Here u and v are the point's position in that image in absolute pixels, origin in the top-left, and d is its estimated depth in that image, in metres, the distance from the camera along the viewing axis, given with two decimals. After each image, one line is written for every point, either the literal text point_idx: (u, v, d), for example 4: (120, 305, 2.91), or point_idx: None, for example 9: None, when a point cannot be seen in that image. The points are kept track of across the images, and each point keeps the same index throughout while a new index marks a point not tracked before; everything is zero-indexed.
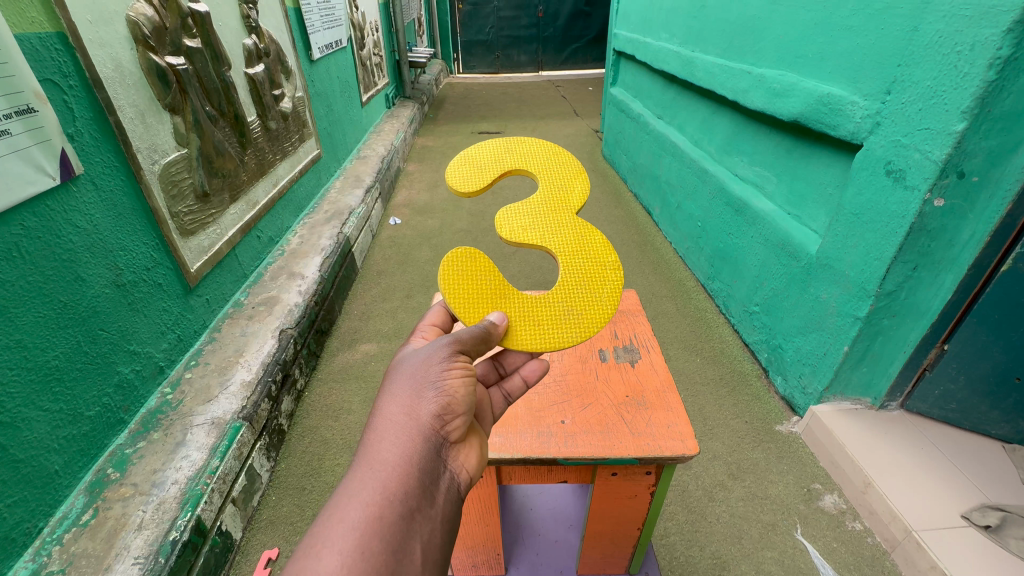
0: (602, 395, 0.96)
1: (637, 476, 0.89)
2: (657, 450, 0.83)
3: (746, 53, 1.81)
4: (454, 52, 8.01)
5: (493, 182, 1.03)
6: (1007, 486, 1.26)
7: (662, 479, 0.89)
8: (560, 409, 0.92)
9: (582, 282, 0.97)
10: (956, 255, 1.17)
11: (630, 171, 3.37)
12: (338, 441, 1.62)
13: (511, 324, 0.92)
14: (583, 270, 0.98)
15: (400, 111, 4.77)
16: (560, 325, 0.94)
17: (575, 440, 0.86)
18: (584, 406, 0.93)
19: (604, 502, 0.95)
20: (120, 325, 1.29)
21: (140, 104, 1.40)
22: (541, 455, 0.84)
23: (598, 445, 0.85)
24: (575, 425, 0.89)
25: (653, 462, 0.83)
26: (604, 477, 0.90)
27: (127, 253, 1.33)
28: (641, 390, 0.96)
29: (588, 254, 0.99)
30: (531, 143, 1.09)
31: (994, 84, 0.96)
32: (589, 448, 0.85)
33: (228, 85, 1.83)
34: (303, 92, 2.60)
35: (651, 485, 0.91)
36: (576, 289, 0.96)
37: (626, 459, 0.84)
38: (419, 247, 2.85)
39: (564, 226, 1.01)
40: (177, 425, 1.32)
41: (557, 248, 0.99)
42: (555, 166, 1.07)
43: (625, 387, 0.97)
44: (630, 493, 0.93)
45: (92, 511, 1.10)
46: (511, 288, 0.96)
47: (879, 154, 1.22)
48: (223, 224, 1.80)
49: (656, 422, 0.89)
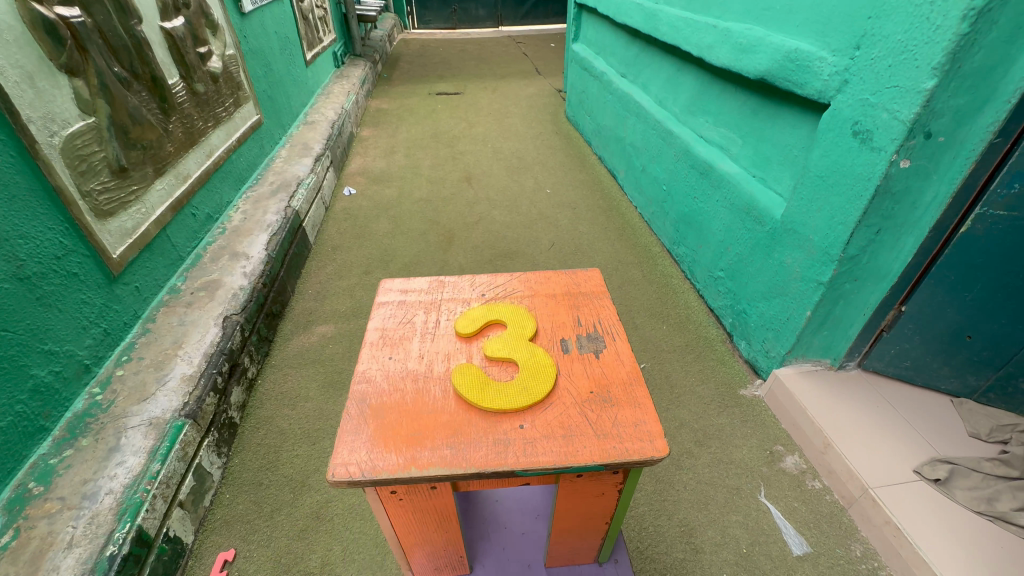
0: (565, 391, 0.88)
1: (605, 476, 0.85)
2: (624, 455, 0.78)
3: (711, 6, 1.71)
4: (408, 5, 7.51)
5: (481, 329, 1.01)
6: (956, 441, 1.30)
7: (631, 475, 0.85)
8: (519, 412, 0.84)
9: (535, 376, 0.89)
10: (919, 217, 1.16)
11: (594, 133, 3.27)
12: (296, 430, 1.53)
13: (491, 404, 0.84)
14: (528, 368, 0.91)
15: (350, 71, 4.44)
16: (517, 404, 0.85)
17: (535, 448, 0.78)
18: (546, 406, 0.85)
19: (572, 500, 0.91)
20: (29, 323, 1.14)
21: (28, 65, 1.20)
22: (498, 468, 0.76)
23: (559, 452, 0.78)
24: (535, 431, 0.81)
25: (620, 467, 0.77)
26: (571, 478, 0.85)
27: (29, 240, 1.17)
28: (604, 386, 0.89)
29: (538, 360, 0.92)
30: (505, 304, 1.08)
31: (967, 38, 0.92)
32: (550, 457, 0.77)
33: (139, 41, 1.60)
34: (235, 49, 2.34)
35: (619, 483, 0.88)
36: (524, 382, 0.88)
37: (590, 466, 0.77)
38: (377, 218, 2.70)
39: (519, 345, 0.96)
40: (109, 428, 1.21)
41: (519, 359, 0.93)
42: (517, 315, 1.04)
43: (587, 385, 0.90)
44: (597, 491, 0.90)
45: (11, 533, 0.99)
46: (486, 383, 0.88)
47: (846, 114, 1.17)
48: (149, 202, 1.61)
49: (623, 422, 0.83)
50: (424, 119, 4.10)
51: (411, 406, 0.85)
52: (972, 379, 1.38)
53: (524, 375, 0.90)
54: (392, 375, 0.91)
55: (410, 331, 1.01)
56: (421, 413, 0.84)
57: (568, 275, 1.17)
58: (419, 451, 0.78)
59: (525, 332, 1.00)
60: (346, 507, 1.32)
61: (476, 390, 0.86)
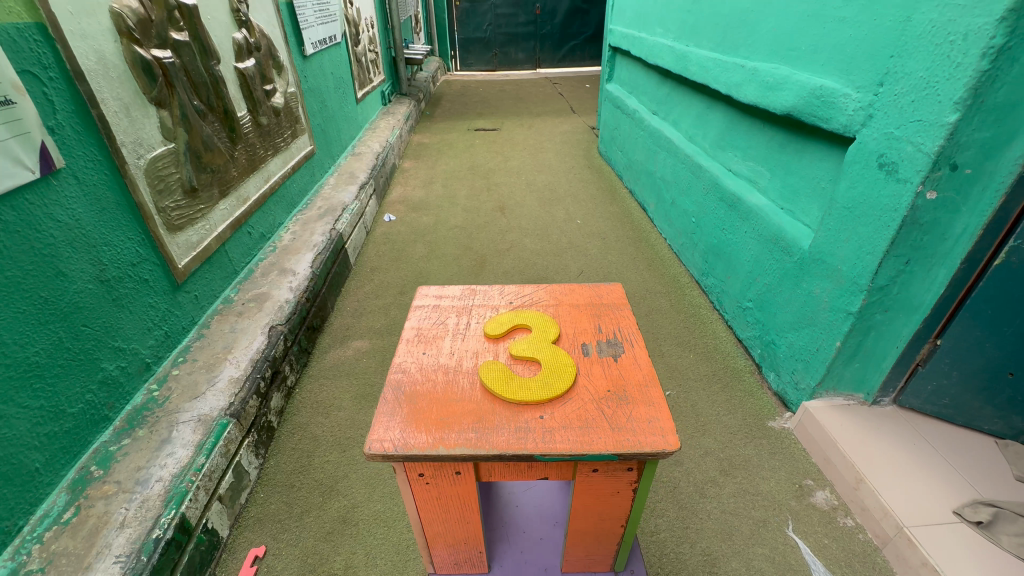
0: (583, 388, 0.90)
1: (619, 473, 0.85)
2: (637, 446, 0.79)
3: (739, 47, 1.79)
4: (452, 50, 8.00)
5: (507, 330, 1.05)
6: (1002, 484, 1.24)
7: (644, 476, 0.85)
8: (540, 403, 0.87)
9: (554, 374, 0.92)
10: (950, 248, 1.15)
11: (626, 167, 3.35)
12: (329, 437, 1.60)
13: (513, 394, 0.87)
14: (549, 366, 0.94)
15: (396, 108, 4.74)
16: (537, 396, 0.87)
17: (553, 436, 0.81)
18: (565, 400, 0.88)
19: (585, 497, 0.91)
20: (104, 321, 1.28)
21: (125, 97, 1.39)
22: (518, 453, 0.79)
23: (574, 440, 0.80)
24: (554, 421, 0.84)
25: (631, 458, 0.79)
26: (586, 474, 0.86)
27: (112, 248, 1.32)
28: (619, 387, 0.90)
29: (558, 360, 0.95)
30: (531, 310, 1.12)
31: (987, 74, 0.94)
32: (567, 444, 0.80)
33: (217, 79, 1.81)
34: (295, 87, 2.58)
35: (633, 482, 0.87)
36: (545, 377, 0.91)
37: (604, 455, 0.79)
38: (414, 243, 2.83)
39: (542, 345, 0.99)
40: (163, 422, 1.31)
41: (541, 357, 0.96)
42: (541, 320, 1.07)
43: (603, 385, 0.91)
44: (612, 489, 0.89)
45: (73, 509, 1.08)
46: (511, 376, 0.92)
47: (871, 147, 1.20)
48: (212, 220, 1.78)
49: (638, 417, 0.84)
50: (462, 153, 4.31)
51: (441, 393, 0.89)
52: (1018, 420, 1.32)
53: (545, 372, 0.92)
54: (425, 368, 0.96)
55: (444, 330, 1.06)
56: (450, 401, 0.88)
57: (592, 288, 1.21)
58: (447, 433, 0.82)
59: (548, 335, 1.03)
60: (370, 513, 1.36)
61: (498, 382, 0.90)
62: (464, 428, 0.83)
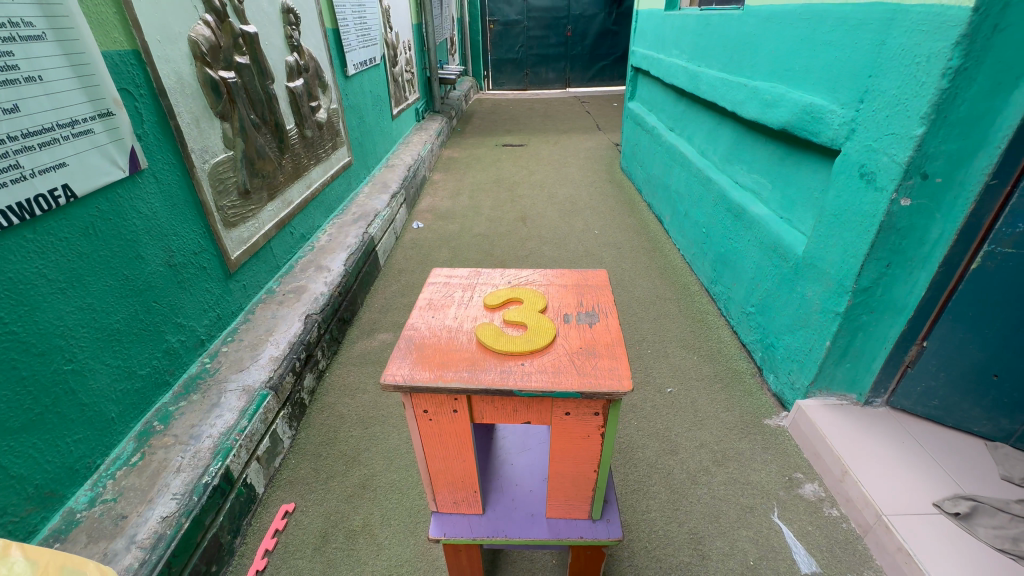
0: (562, 338, 0.81)
1: (586, 416, 0.77)
2: (596, 385, 0.71)
3: (743, 67, 1.91)
4: (485, 70, 8.34)
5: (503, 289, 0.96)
6: (986, 482, 1.28)
7: (611, 419, 0.77)
8: (523, 348, 0.78)
9: (537, 332, 0.82)
10: (928, 253, 1.23)
11: (645, 181, 3.47)
12: (353, 415, 1.77)
13: (496, 346, 0.78)
14: (533, 327, 0.82)
15: (428, 124, 5.03)
16: (518, 348, 0.78)
17: (529, 374, 0.73)
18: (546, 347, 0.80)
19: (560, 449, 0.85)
20: (170, 300, 1.49)
21: (196, 111, 1.63)
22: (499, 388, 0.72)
23: (545, 378, 0.73)
24: (528, 362, 0.76)
25: (594, 398, 0.71)
26: (557, 417, 0.78)
27: (179, 238, 1.54)
28: (599, 341, 0.80)
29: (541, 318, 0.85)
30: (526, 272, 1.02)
31: (948, 92, 1.05)
32: (540, 381, 0.72)
33: (271, 96, 2.07)
34: (338, 104, 2.84)
35: (602, 427, 0.79)
36: (528, 334, 0.81)
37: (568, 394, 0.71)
38: (439, 248, 3.02)
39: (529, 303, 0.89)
40: (213, 389, 1.50)
41: (527, 315, 0.85)
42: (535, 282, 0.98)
43: (585, 336, 0.82)
44: (582, 436, 0.81)
45: (139, 455, 1.28)
46: (497, 329, 0.82)
47: (854, 159, 1.31)
48: (261, 219, 2.01)
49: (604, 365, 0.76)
50: (489, 167, 4.52)
51: (443, 334, 0.83)
52: (1006, 422, 1.36)
53: (529, 329, 0.82)
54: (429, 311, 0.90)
55: (451, 295, 0.94)
56: (456, 347, 0.80)
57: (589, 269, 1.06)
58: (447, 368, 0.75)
59: (538, 293, 0.93)
60: (387, 481, 1.51)
61: (489, 332, 0.82)
62: (461, 365, 0.76)
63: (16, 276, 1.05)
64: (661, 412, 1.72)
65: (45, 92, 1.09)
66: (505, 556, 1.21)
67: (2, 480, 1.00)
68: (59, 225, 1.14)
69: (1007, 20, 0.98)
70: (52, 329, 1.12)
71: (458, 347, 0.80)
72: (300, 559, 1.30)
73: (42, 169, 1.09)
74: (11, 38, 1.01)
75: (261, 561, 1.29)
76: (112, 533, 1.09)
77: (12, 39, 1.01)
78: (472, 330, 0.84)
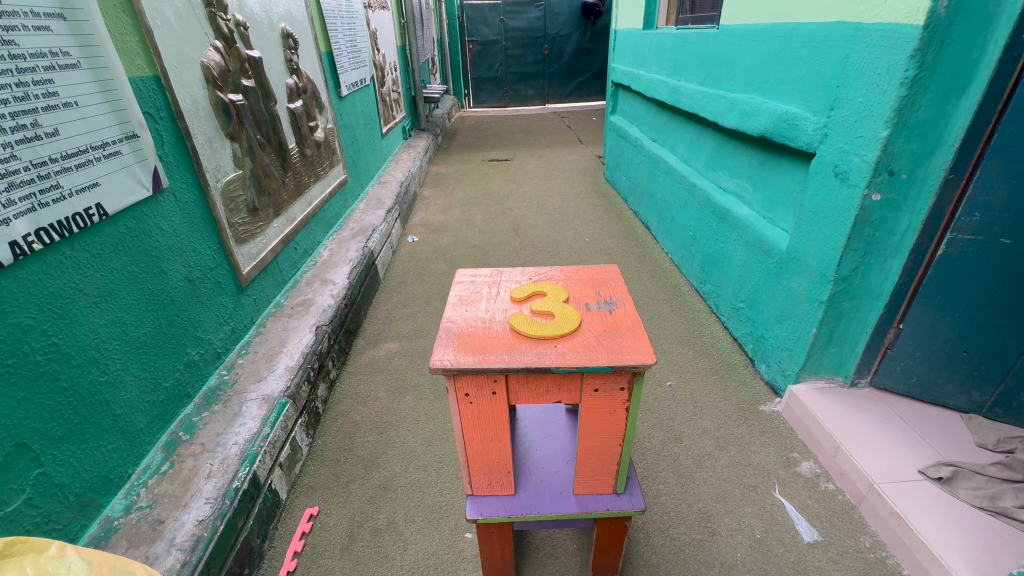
0: (587, 323, 0.90)
1: (612, 391, 0.86)
2: (623, 359, 0.81)
3: (721, 81, 2.06)
4: (465, 88, 8.53)
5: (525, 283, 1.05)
6: (962, 448, 1.41)
7: (636, 392, 0.86)
8: (553, 330, 0.87)
9: (564, 317, 0.91)
10: (899, 242, 1.37)
11: (630, 190, 3.62)
12: (368, 422, 1.82)
13: (529, 332, 0.87)
14: (558, 314, 0.92)
15: (416, 142, 5.15)
16: (548, 332, 0.87)
17: (561, 353, 0.83)
18: (575, 330, 0.88)
19: (587, 422, 0.92)
20: (190, 314, 1.53)
21: (209, 132, 1.69)
22: (539, 365, 0.80)
23: (577, 355, 0.82)
24: (560, 343, 0.85)
25: (623, 371, 0.80)
26: (586, 393, 0.87)
27: (197, 254, 1.59)
28: (620, 324, 0.90)
29: (564, 306, 0.94)
30: (543, 267, 1.12)
31: (906, 98, 1.19)
32: (573, 359, 0.81)
33: (275, 117, 2.14)
34: (333, 124, 2.92)
35: (626, 401, 0.88)
36: (556, 319, 0.90)
37: (599, 368, 0.80)
38: (435, 260, 3.10)
39: (552, 293, 0.99)
40: (234, 399, 1.54)
41: (551, 303, 0.95)
42: (553, 276, 1.08)
43: (606, 321, 0.91)
44: (607, 410, 0.89)
45: (169, 463, 1.31)
46: (527, 318, 0.91)
47: (828, 160, 1.44)
48: (268, 235, 2.06)
49: (626, 341, 0.85)
50: (478, 181, 4.64)
51: (481, 326, 0.90)
52: (977, 394, 1.49)
53: (557, 315, 0.91)
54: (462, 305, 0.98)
55: (478, 291, 1.03)
56: (492, 334, 0.88)
57: (596, 266, 1.16)
58: (489, 352, 0.84)
59: (558, 284, 1.03)
60: (407, 482, 1.56)
61: (521, 319, 0.90)
62: (500, 349, 0.84)
63: (57, 291, 1.10)
64: (664, 403, 1.81)
65: (81, 116, 1.15)
66: (528, 544, 1.30)
67: (46, 488, 1.04)
68: (93, 241, 1.20)
69: (953, 36, 1.13)
70: (89, 341, 1.17)
71: (496, 334, 0.88)
72: (329, 559, 1.34)
73: (78, 189, 1.14)
74: (51, 67, 1.07)
75: (291, 562, 1.33)
76: (152, 537, 1.13)
77: (52, 67, 1.07)
78: (505, 319, 0.93)
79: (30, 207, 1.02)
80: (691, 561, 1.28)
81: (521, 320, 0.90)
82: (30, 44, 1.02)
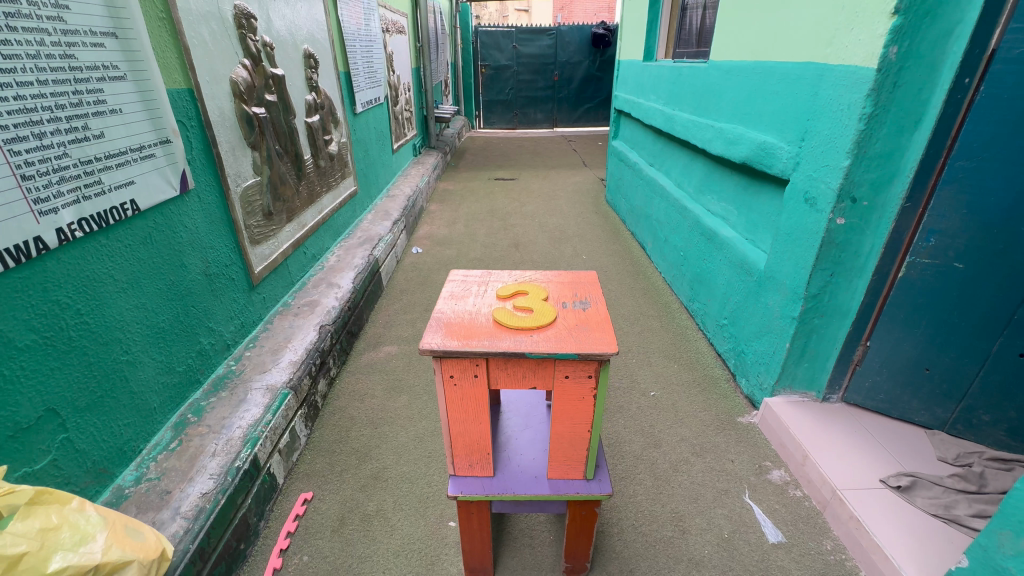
0: (562, 318, 1.01)
1: (581, 378, 0.96)
2: (590, 348, 0.92)
3: (710, 111, 2.21)
4: (476, 110, 8.82)
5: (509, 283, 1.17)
6: (924, 461, 1.48)
7: (602, 380, 0.96)
8: (532, 322, 0.98)
9: (541, 312, 1.02)
10: (863, 263, 1.47)
11: (628, 212, 3.75)
12: (363, 417, 1.91)
13: (510, 323, 0.98)
14: (537, 309, 1.03)
15: (425, 159, 5.34)
16: (527, 323, 0.98)
17: (536, 341, 0.94)
18: (550, 324, 0.99)
19: (561, 407, 1.01)
20: (205, 305, 1.66)
21: (233, 141, 1.84)
22: (515, 351, 0.91)
23: (550, 344, 0.93)
24: (537, 333, 0.96)
25: (589, 358, 0.91)
26: (558, 379, 0.97)
27: (215, 251, 1.73)
28: (591, 320, 1.01)
29: (543, 302, 1.06)
30: (529, 270, 1.23)
31: (865, 133, 1.31)
32: (546, 346, 0.92)
33: (293, 129, 2.30)
34: (347, 138, 3.10)
35: (594, 388, 0.98)
36: (534, 314, 1.01)
37: (568, 355, 0.91)
38: (437, 271, 3.22)
39: (533, 291, 1.10)
40: (240, 387, 1.65)
41: (532, 300, 1.06)
42: (536, 278, 1.19)
43: (579, 317, 1.02)
44: (578, 396, 0.99)
45: (177, 441, 1.41)
46: (510, 312, 1.03)
47: (800, 187, 1.56)
48: (280, 238, 2.20)
49: (594, 334, 0.96)
50: (483, 199, 4.80)
51: (468, 317, 1.02)
52: (940, 411, 1.57)
53: (536, 309, 1.03)
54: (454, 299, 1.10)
55: (468, 289, 1.14)
56: (477, 324, 0.99)
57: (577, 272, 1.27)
58: (473, 339, 0.95)
59: (539, 285, 1.14)
60: (397, 473, 1.65)
61: (503, 312, 1.02)
62: (483, 337, 0.96)
63: (92, 275, 1.22)
64: (646, 412, 1.90)
65: (124, 122, 1.29)
66: (508, 532, 1.38)
67: (68, 452, 1.14)
68: (126, 233, 1.33)
69: (904, 79, 1.26)
70: (115, 322, 1.29)
71: (480, 324, 0.99)
72: (319, 540, 1.43)
73: (117, 186, 1.27)
74: (103, 78, 1.22)
75: (284, 541, 1.41)
76: (159, 505, 1.22)
77: (103, 78, 1.22)
78: (489, 313, 1.04)
79: (76, 199, 1.15)
80: (660, 555, 1.36)
81: (503, 313, 1.02)
82: (86, 58, 1.17)
